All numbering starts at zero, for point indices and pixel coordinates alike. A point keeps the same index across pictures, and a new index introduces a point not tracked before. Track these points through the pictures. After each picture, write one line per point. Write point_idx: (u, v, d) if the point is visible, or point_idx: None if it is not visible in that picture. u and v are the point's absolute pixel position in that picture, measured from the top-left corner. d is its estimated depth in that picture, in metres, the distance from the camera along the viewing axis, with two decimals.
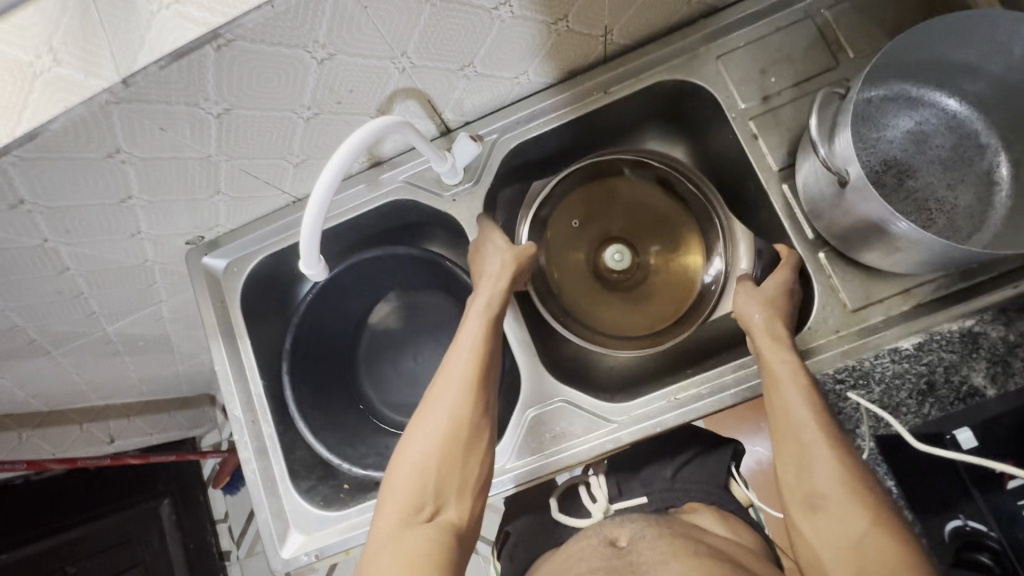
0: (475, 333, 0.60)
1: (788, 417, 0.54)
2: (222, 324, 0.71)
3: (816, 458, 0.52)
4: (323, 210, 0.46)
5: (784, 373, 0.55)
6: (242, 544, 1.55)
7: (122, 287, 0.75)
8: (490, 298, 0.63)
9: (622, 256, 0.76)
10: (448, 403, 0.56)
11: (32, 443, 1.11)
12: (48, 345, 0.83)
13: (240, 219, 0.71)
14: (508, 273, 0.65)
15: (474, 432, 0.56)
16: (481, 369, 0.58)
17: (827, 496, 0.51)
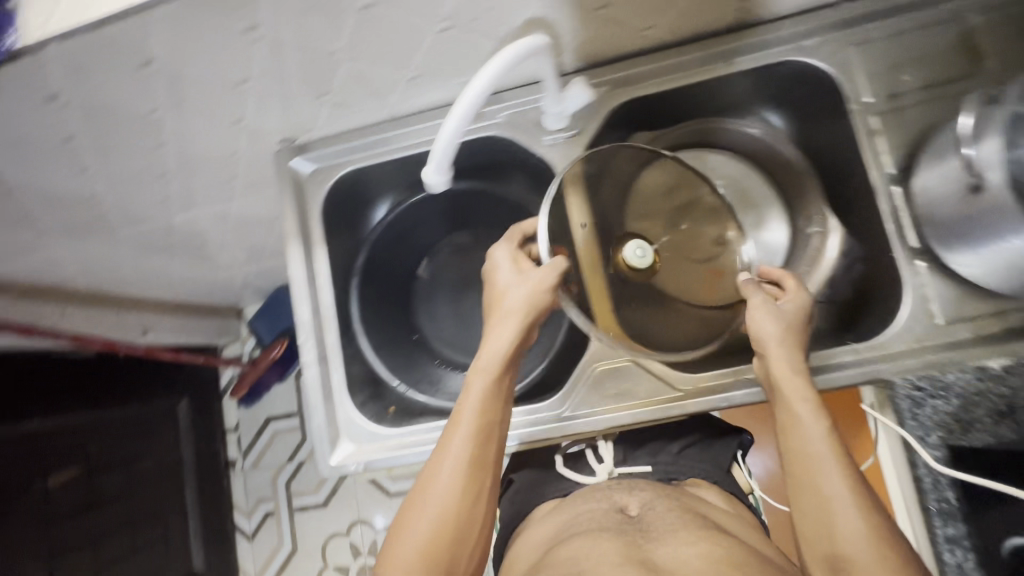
0: (480, 394, 0.62)
1: (804, 453, 0.56)
2: (300, 230, 0.71)
3: (846, 516, 0.52)
4: (467, 118, 0.49)
5: (804, 416, 0.57)
6: (248, 456, 1.60)
7: (205, 176, 0.75)
8: (495, 352, 0.63)
9: (643, 252, 0.68)
10: (449, 473, 0.59)
11: (75, 317, 1.13)
12: (116, 222, 0.84)
13: (335, 127, 0.71)
14: (522, 316, 0.64)
15: (474, 503, 0.60)
16: (481, 439, 0.60)
17: (856, 562, 0.50)
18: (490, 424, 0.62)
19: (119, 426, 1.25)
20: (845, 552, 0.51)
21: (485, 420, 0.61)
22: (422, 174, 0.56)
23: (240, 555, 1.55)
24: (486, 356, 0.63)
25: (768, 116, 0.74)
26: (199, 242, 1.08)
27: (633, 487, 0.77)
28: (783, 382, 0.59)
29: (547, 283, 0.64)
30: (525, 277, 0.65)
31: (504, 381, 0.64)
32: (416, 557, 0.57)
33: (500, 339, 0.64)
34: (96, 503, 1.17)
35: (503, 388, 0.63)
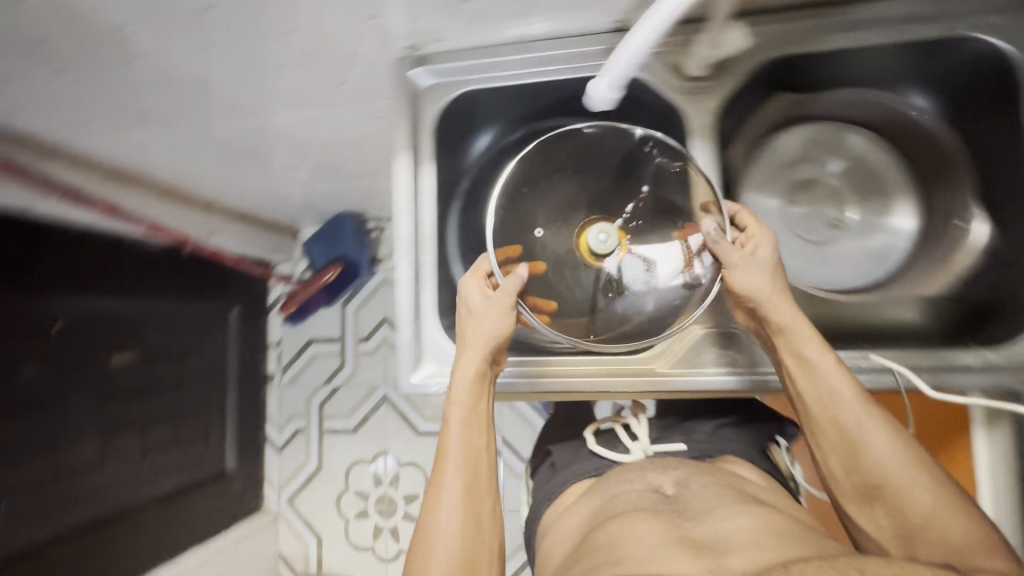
0: (460, 423, 0.67)
1: (814, 389, 0.63)
2: (410, 144, 0.70)
3: (877, 442, 0.61)
4: (639, 53, 0.55)
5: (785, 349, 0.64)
6: (286, 372, 1.63)
7: (316, 76, 0.72)
8: (463, 385, 0.67)
9: (607, 237, 0.71)
10: (449, 500, 0.64)
11: (152, 208, 1.14)
12: (217, 112, 0.83)
13: (462, 41, 0.68)
14: (485, 347, 0.67)
15: (481, 518, 0.64)
16: (469, 461, 0.66)
17: (884, 489, 0.60)
18: (476, 443, 0.67)
19: (174, 322, 1.28)
20: (876, 483, 0.60)
21: (470, 443, 0.67)
22: (591, 90, 0.64)
23: (267, 464, 1.61)
24: (459, 384, 0.67)
25: (914, 97, 0.67)
26: (282, 156, 1.07)
27: (667, 466, 0.78)
28: (791, 322, 0.63)
29: (508, 305, 0.67)
30: (492, 302, 0.68)
31: (483, 406, 0.68)
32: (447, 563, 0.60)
33: (467, 369, 0.68)
34: (149, 389, 1.22)
35: (480, 406, 0.68)
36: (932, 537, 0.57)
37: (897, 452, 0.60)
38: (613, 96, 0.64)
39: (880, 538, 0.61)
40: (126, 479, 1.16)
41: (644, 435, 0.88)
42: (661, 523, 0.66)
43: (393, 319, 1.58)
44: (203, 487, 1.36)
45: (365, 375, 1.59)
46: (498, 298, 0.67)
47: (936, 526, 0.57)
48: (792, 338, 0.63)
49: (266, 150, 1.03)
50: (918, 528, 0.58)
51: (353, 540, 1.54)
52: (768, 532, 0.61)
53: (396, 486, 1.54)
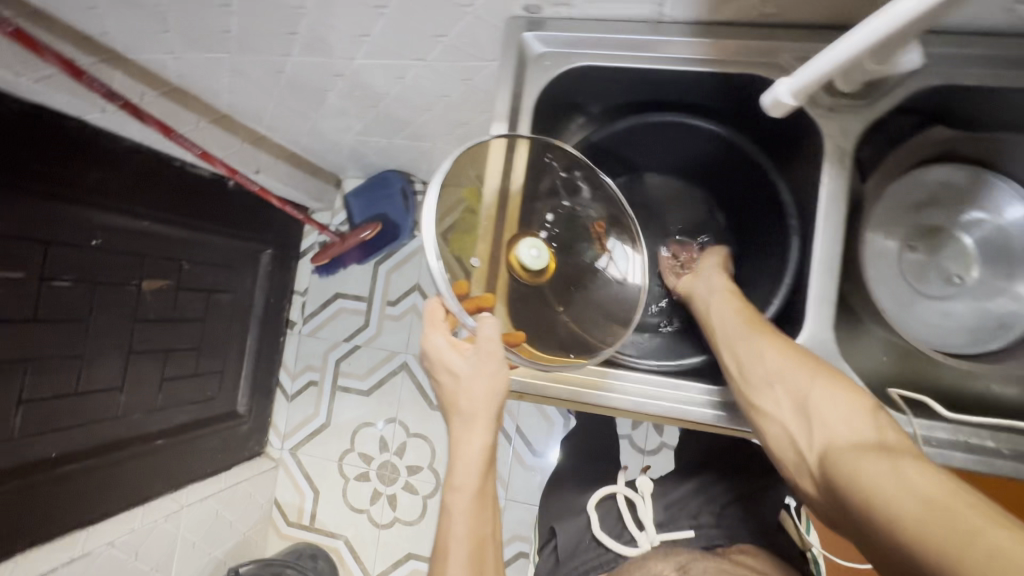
0: (466, 507, 0.59)
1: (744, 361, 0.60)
2: (509, 116, 0.64)
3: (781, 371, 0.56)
4: (858, 46, 0.43)
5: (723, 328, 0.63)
6: (307, 323, 1.60)
7: (417, 24, 0.66)
8: (468, 462, 0.60)
9: (539, 253, 0.64)
10: None
11: (204, 133, 1.09)
12: (298, 46, 0.78)
13: (587, 12, 0.61)
14: (478, 407, 0.61)
15: None
16: (477, 546, 0.59)
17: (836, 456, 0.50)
18: (480, 517, 0.60)
19: (209, 254, 1.24)
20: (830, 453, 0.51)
21: (476, 521, 0.60)
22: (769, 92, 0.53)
23: (275, 411, 1.60)
24: (463, 455, 0.60)
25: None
26: (350, 103, 1.02)
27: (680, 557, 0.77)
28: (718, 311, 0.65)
29: (497, 359, 0.59)
30: (482, 358, 0.59)
31: (487, 484, 0.61)
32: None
33: (472, 442, 0.60)
34: (175, 318, 1.19)
35: (489, 484, 0.62)
36: (854, 462, 0.47)
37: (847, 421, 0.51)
38: (793, 101, 0.52)
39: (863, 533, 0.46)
40: (141, 404, 1.15)
41: (650, 522, 0.87)
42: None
43: (425, 288, 1.54)
44: (213, 423, 1.35)
45: (387, 339, 1.55)
46: (484, 351, 0.58)
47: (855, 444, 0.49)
48: (714, 302, 0.67)
49: (334, 94, 0.97)
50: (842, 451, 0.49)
51: (350, 501, 1.53)
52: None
53: (401, 455, 1.51)
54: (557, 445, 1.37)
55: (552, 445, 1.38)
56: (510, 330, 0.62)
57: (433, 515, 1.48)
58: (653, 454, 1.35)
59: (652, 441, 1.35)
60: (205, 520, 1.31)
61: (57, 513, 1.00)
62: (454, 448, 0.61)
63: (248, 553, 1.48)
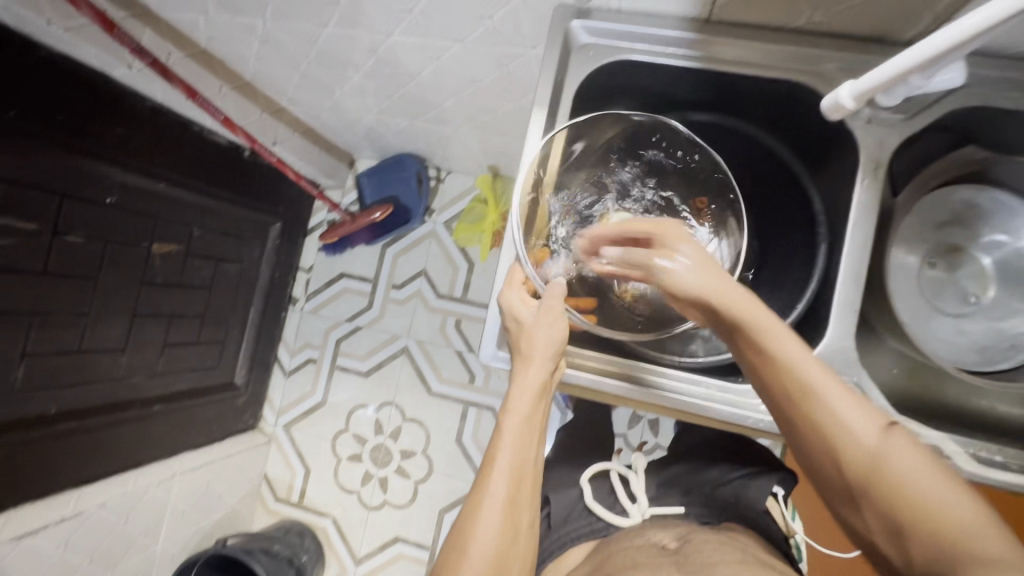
0: (517, 432, 0.60)
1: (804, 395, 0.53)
2: (550, 103, 0.65)
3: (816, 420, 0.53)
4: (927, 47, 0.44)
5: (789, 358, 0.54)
6: (310, 300, 1.60)
7: (463, 5, 0.67)
8: (527, 390, 0.62)
9: (623, 226, 0.68)
10: (490, 507, 0.56)
11: (227, 99, 1.08)
12: (337, 17, 0.78)
13: (636, 6, 0.62)
14: (538, 351, 0.62)
15: (518, 531, 0.57)
16: (518, 475, 0.59)
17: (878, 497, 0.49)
18: (523, 452, 0.60)
19: (222, 222, 1.24)
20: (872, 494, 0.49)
21: (521, 455, 0.60)
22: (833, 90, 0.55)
23: (272, 385, 1.59)
24: (520, 390, 0.61)
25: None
26: (376, 80, 1.01)
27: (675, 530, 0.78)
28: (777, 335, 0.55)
29: (559, 313, 0.63)
30: (542, 309, 0.63)
31: (537, 416, 0.62)
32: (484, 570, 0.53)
33: (535, 373, 0.62)
34: (183, 283, 1.18)
35: (537, 418, 0.62)
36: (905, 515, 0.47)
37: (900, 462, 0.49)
38: (852, 102, 0.53)
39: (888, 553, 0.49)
40: (142, 368, 1.14)
41: (642, 497, 0.90)
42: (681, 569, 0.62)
43: (432, 274, 1.54)
44: (211, 393, 1.35)
45: (390, 322, 1.55)
46: (548, 304, 0.63)
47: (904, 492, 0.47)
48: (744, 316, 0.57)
49: (364, 70, 0.97)
50: (898, 510, 0.47)
51: (341, 481, 1.53)
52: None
53: (395, 438, 1.51)
54: (552, 438, 1.38)
55: (547, 438, 1.38)
56: (581, 296, 0.69)
57: (423, 500, 1.48)
58: (647, 454, 1.36)
59: (646, 441, 1.36)
60: (197, 490, 1.31)
61: (52, 471, 0.99)
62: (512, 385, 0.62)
63: (235, 526, 1.47)
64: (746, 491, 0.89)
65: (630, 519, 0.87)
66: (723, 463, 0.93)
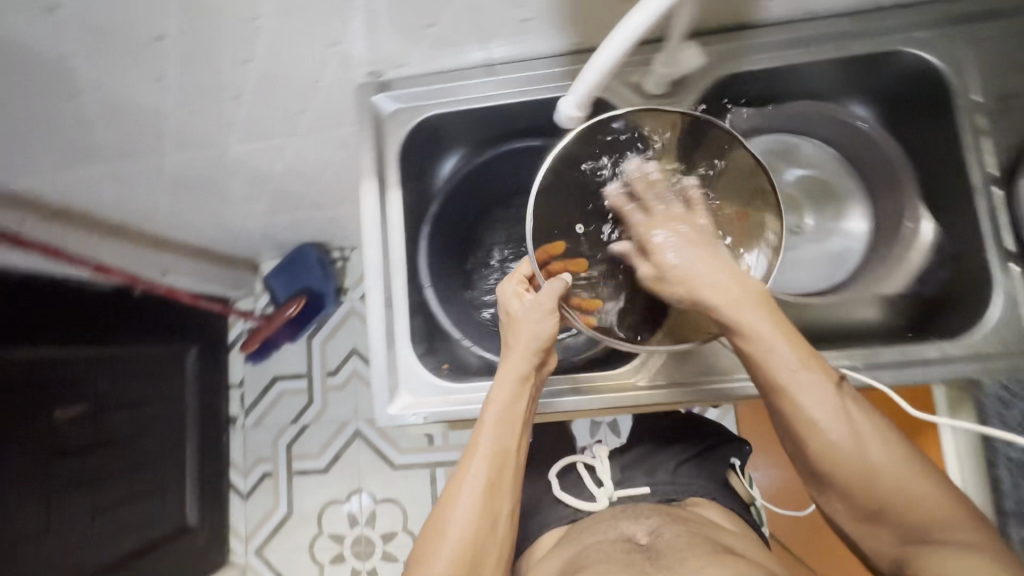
0: (496, 422, 0.60)
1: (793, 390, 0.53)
2: (378, 168, 0.69)
3: (851, 444, 0.52)
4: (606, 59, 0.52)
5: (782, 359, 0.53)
6: (250, 414, 1.55)
7: (277, 105, 0.71)
8: (509, 381, 0.61)
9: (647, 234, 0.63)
10: (469, 496, 0.57)
11: (101, 248, 1.07)
12: (172, 145, 0.80)
13: (426, 66, 0.67)
14: (520, 345, 0.62)
15: (495, 528, 0.58)
16: (498, 458, 0.59)
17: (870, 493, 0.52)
18: (499, 448, 0.59)
19: (129, 366, 1.21)
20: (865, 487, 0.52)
21: (502, 446, 0.60)
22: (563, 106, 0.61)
23: (232, 514, 1.51)
24: (501, 383, 0.59)
25: (856, 109, 0.70)
26: (239, 188, 1.04)
27: (641, 514, 0.77)
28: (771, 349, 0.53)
29: (552, 304, 0.62)
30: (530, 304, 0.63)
31: (520, 414, 0.61)
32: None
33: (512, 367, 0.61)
34: (99, 442, 1.12)
35: (520, 405, 0.61)
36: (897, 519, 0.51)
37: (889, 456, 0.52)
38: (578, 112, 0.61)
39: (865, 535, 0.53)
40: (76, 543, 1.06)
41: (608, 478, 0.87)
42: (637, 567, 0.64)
43: (363, 350, 1.53)
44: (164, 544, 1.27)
45: (335, 411, 1.52)
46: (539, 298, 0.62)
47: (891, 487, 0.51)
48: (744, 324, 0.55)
49: (225, 182, 0.99)
50: (894, 525, 0.52)
51: None
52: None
53: (373, 525, 1.47)
54: None
55: None
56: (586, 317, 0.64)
57: None
58: None
59: (612, 443, 1.38)
60: None
61: None
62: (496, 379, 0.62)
63: None
64: (701, 462, 0.90)
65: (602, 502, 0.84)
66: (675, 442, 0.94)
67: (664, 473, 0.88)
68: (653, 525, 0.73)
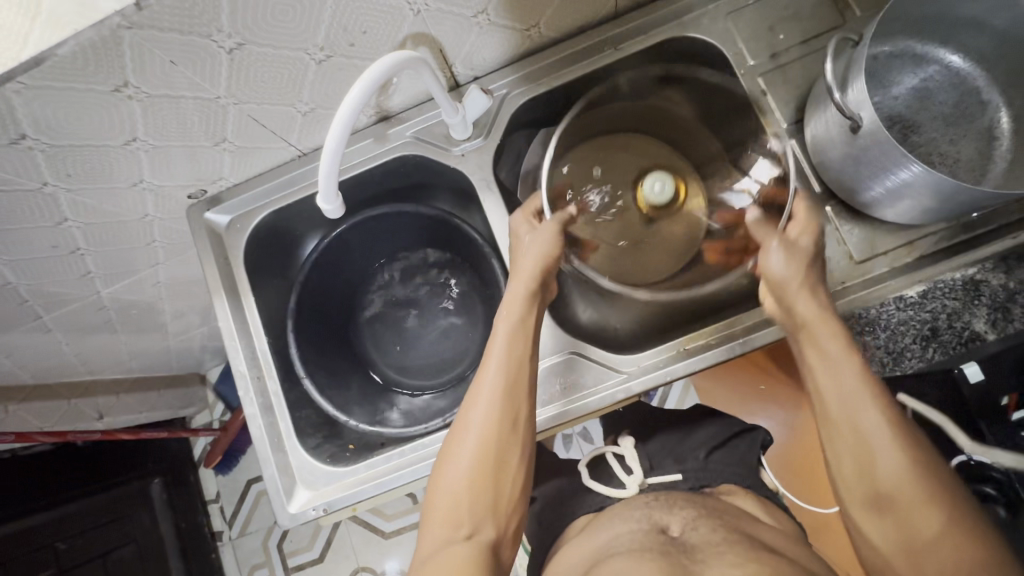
0: (505, 336, 0.58)
1: (834, 380, 0.51)
2: (226, 282, 0.70)
3: (888, 444, 0.48)
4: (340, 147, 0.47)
5: (837, 355, 0.52)
6: (235, 524, 1.45)
7: (120, 245, 0.73)
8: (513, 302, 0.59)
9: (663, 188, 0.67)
10: (478, 420, 0.54)
11: (20, 416, 1.01)
12: (39, 308, 0.80)
13: (243, 173, 0.69)
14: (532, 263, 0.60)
15: (501, 454, 0.54)
16: (514, 369, 0.56)
17: (894, 494, 0.47)
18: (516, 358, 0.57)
19: (87, 519, 1.13)
20: (886, 485, 0.48)
21: (514, 361, 0.57)
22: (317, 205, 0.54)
23: None
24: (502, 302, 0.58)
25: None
26: (140, 319, 1.01)
27: (673, 503, 0.58)
28: (815, 332, 0.53)
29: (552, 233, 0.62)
30: (540, 231, 0.63)
31: (529, 345, 0.58)
32: (464, 484, 0.53)
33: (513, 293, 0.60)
34: None
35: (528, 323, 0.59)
36: (916, 529, 0.46)
37: (913, 477, 0.47)
38: (343, 206, 0.54)
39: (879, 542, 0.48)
40: None
41: (636, 464, 0.66)
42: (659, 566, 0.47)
43: None
44: None
45: None
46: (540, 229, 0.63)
47: (920, 499, 0.46)
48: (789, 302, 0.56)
49: (116, 321, 0.97)
50: (914, 543, 0.46)
51: None
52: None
53: None
54: None
55: None
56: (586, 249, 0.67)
57: None
58: None
59: None
60: None
61: None
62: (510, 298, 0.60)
63: None
64: (735, 445, 0.67)
65: (627, 491, 0.63)
66: (705, 425, 0.71)
67: (696, 457, 0.66)
68: (683, 520, 0.55)
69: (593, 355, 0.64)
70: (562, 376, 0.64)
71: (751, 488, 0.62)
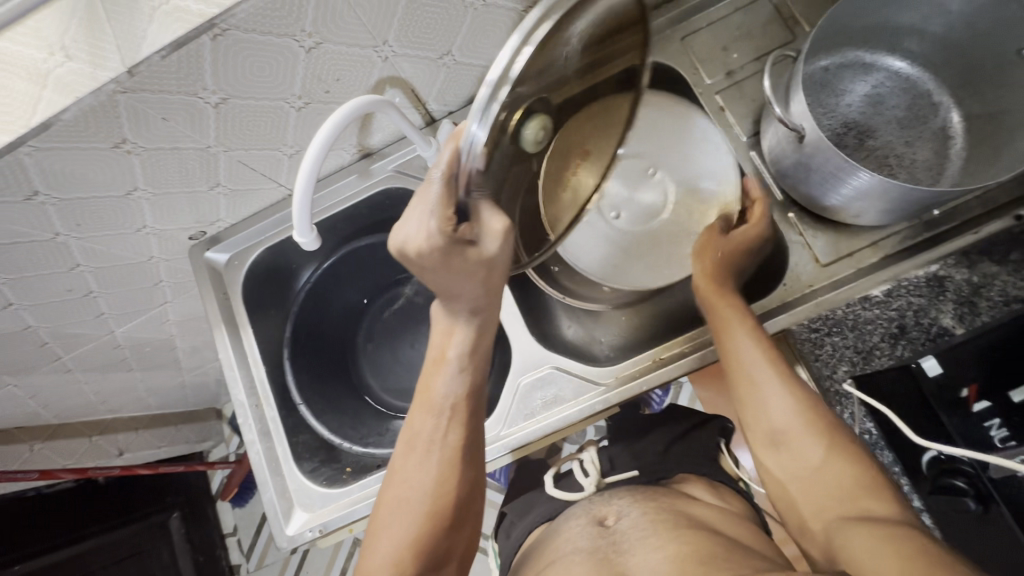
0: (453, 371, 0.55)
1: (734, 344, 0.57)
2: (225, 316, 0.74)
3: (780, 397, 0.54)
4: (311, 184, 0.52)
5: (730, 316, 0.58)
6: (253, 558, 1.45)
7: (129, 286, 0.78)
8: (466, 341, 0.55)
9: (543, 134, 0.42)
10: (428, 468, 0.54)
11: (43, 455, 1.06)
12: (59, 348, 0.85)
13: (240, 214, 0.74)
14: (497, 278, 0.50)
15: (458, 503, 0.54)
16: (465, 412, 0.55)
17: (789, 432, 0.53)
18: (468, 401, 0.55)
19: (106, 556, 1.15)
20: (781, 427, 0.54)
21: (463, 408, 0.55)
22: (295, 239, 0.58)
23: None
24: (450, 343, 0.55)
25: None
26: (154, 356, 1.06)
27: (610, 497, 0.60)
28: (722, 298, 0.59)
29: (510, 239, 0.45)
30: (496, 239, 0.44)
31: (478, 394, 0.56)
32: (408, 531, 0.53)
33: (464, 335, 0.55)
34: None
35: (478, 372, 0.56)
36: (814, 464, 0.51)
37: (801, 419, 0.53)
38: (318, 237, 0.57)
39: (788, 482, 0.53)
40: None
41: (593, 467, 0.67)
42: (592, 566, 0.49)
43: None
44: None
45: None
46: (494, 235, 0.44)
47: (813, 439, 0.52)
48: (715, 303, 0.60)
49: (131, 358, 1.02)
50: (808, 474, 0.52)
51: None
52: (687, 564, 0.45)
53: None
54: None
55: None
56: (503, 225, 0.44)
57: None
58: None
59: None
60: None
61: None
62: (451, 326, 0.55)
63: None
64: (695, 438, 0.68)
65: (583, 494, 0.64)
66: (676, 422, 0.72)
67: (656, 451, 0.67)
68: (619, 508, 0.57)
69: (573, 365, 0.66)
70: (543, 391, 0.66)
71: (709, 477, 0.63)
